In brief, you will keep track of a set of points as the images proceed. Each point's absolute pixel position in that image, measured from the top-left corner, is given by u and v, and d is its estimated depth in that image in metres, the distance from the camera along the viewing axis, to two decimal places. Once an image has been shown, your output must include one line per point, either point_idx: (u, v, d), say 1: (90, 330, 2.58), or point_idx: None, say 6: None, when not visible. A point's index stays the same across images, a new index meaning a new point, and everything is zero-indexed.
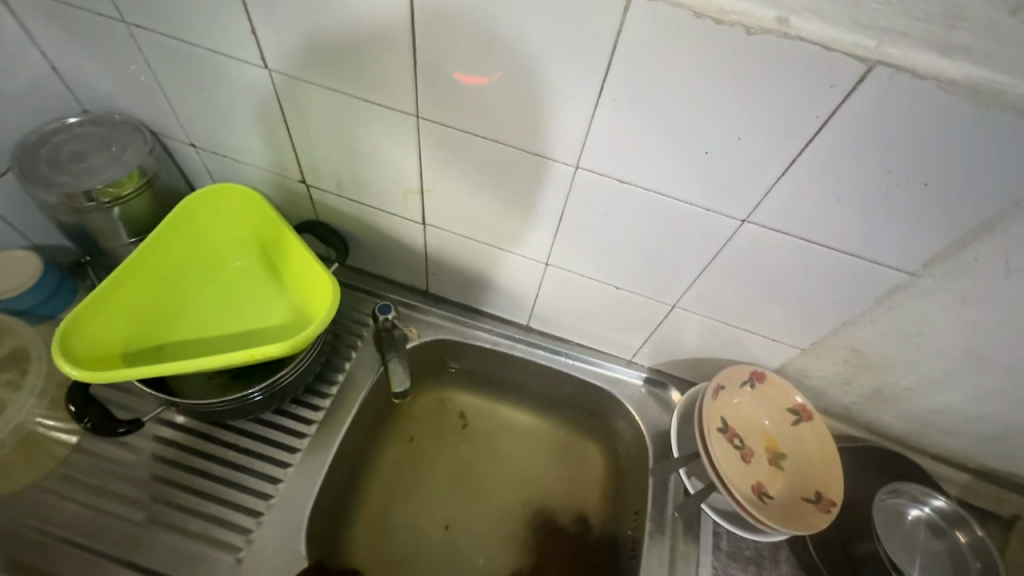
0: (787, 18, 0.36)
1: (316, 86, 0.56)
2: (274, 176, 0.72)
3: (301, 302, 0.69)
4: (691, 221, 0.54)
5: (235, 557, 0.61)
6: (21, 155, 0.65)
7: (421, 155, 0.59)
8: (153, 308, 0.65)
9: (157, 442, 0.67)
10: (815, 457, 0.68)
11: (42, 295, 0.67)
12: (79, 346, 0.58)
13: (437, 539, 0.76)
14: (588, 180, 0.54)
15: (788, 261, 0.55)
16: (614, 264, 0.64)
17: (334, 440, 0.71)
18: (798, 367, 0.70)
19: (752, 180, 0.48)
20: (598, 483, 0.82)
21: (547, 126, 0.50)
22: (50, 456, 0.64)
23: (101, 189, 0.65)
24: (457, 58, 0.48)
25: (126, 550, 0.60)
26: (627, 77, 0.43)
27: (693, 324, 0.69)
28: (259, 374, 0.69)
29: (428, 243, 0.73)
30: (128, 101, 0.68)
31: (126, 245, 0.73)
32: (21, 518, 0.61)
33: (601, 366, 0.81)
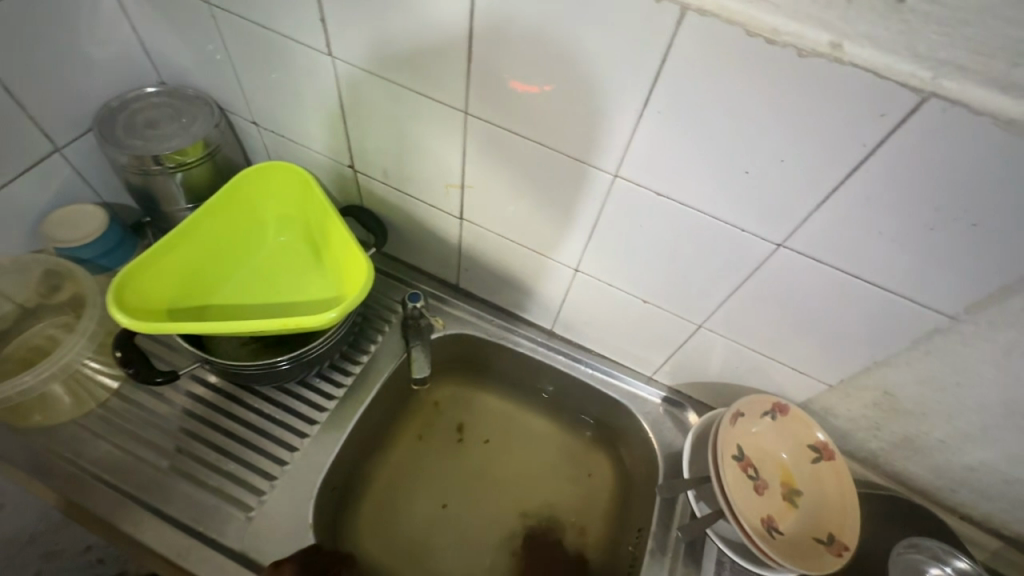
0: (840, 43, 0.36)
1: (374, 76, 0.59)
2: (325, 159, 0.75)
3: (337, 281, 0.72)
4: (726, 241, 0.54)
5: (246, 516, 0.64)
6: (102, 118, 0.70)
7: (466, 151, 0.61)
8: (200, 270, 0.69)
9: (189, 397, 0.71)
10: (832, 498, 0.66)
11: (104, 248, 0.73)
12: (130, 297, 0.62)
13: (436, 529, 0.77)
14: (626, 190, 0.54)
15: (823, 292, 0.54)
16: (644, 277, 0.64)
17: (351, 418, 0.74)
18: (824, 405, 0.68)
19: (792, 205, 0.47)
20: (604, 497, 0.81)
21: (590, 132, 0.51)
22: (92, 397, 0.69)
23: (168, 155, 0.70)
24: (509, 61, 0.49)
25: (148, 493, 0.64)
26: (674, 90, 0.44)
27: (718, 346, 0.68)
28: (289, 344, 0.72)
29: (463, 238, 0.75)
30: (202, 77, 0.73)
31: (183, 210, 0.78)
32: (60, 451, 0.65)
33: (620, 379, 0.81)
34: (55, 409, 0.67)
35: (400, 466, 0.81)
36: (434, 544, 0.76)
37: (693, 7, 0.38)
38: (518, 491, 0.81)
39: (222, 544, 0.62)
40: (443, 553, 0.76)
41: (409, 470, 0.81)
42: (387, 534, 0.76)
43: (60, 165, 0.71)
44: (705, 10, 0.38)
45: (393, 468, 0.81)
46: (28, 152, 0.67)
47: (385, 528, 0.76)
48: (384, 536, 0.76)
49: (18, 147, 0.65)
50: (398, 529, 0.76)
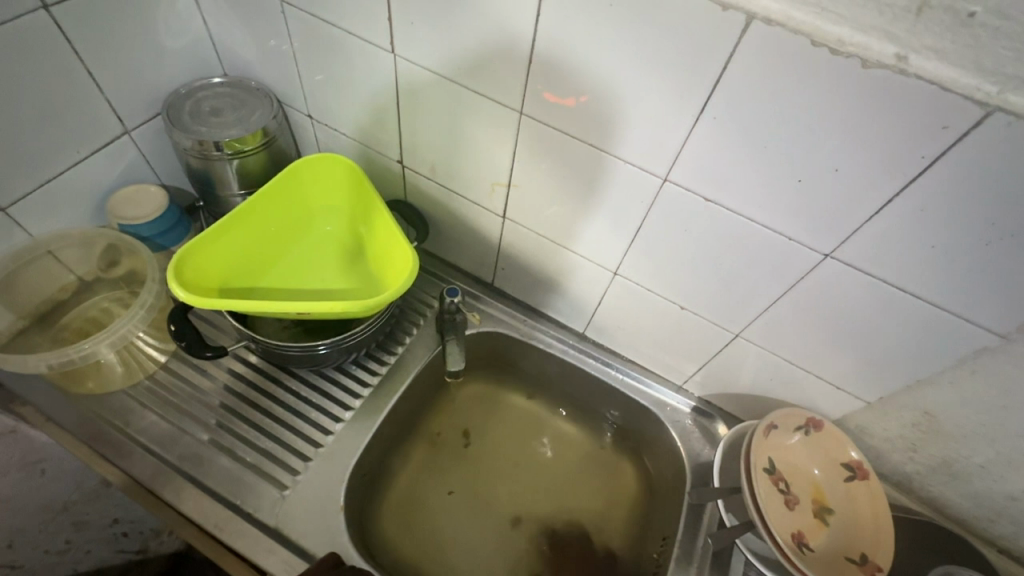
0: (905, 55, 0.37)
1: (433, 73, 0.61)
2: (375, 154, 0.78)
3: (380, 273, 0.74)
4: (773, 250, 0.54)
5: (280, 494, 0.66)
6: (171, 104, 0.74)
7: (516, 151, 0.63)
8: (252, 253, 0.72)
9: (231, 374, 0.74)
10: (866, 518, 0.65)
11: (162, 227, 0.76)
12: (188, 274, 0.64)
13: (449, 524, 0.77)
14: (674, 194, 0.55)
15: (867, 305, 0.54)
16: (683, 283, 0.64)
17: (385, 406, 0.75)
18: (859, 423, 0.67)
19: (842, 215, 0.48)
20: (628, 505, 0.81)
21: (643, 138, 0.52)
22: (141, 368, 0.71)
23: (228, 142, 0.73)
24: (568, 65, 0.51)
25: (189, 464, 0.66)
26: (732, 97, 0.45)
27: (753, 358, 0.68)
28: (330, 330, 0.74)
29: (503, 236, 0.76)
30: (264, 70, 0.76)
31: (236, 196, 0.82)
32: (109, 418, 0.68)
33: (649, 387, 0.81)
34: (107, 378, 0.70)
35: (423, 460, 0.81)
36: (446, 540, 0.76)
37: (759, 15, 0.39)
38: (537, 492, 0.82)
39: (256, 518, 0.64)
40: (459, 548, 0.76)
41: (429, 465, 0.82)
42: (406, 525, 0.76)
43: (128, 147, 0.75)
44: (771, 19, 0.39)
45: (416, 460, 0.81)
46: (101, 132, 0.71)
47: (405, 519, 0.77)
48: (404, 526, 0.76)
49: (93, 127, 0.69)
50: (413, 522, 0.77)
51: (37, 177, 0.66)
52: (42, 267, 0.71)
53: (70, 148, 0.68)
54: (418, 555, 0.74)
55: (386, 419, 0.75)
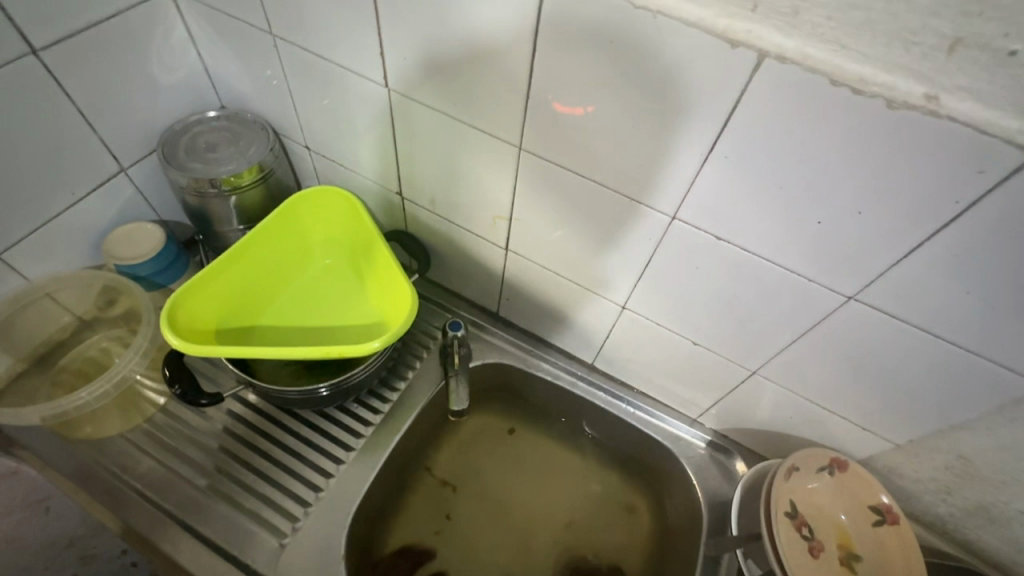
0: (936, 94, 0.34)
1: (428, 107, 0.59)
2: (374, 185, 0.76)
3: (381, 307, 0.72)
4: (791, 289, 0.51)
5: (280, 543, 0.63)
6: (166, 141, 0.73)
7: (516, 185, 0.60)
8: (249, 291, 0.70)
9: (229, 416, 0.72)
10: (897, 565, 0.61)
11: (159, 265, 0.74)
12: (181, 318, 0.63)
13: (447, 566, 0.75)
14: (683, 232, 0.52)
15: (893, 347, 0.50)
16: (695, 320, 0.61)
17: (387, 446, 0.73)
18: (888, 463, 0.63)
19: (865, 259, 0.44)
20: (641, 545, 0.77)
21: (650, 174, 0.50)
22: (139, 411, 0.70)
23: (224, 179, 0.71)
24: (564, 97, 0.48)
25: (186, 513, 0.64)
26: (744, 135, 0.42)
27: (771, 395, 0.65)
28: (330, 369, 0.72)
29: (507, 268, 0.73)
30: (260, 103, 0.75)
31: (235, 231, 0.80)
32: (107, 464, 0.67)
33: (662, 420, 0.78)
34: (105, 423, 0.68)
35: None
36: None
37: (771, 52, 0.36)
38: (540, 530, 0.79)
39: (255, 571, 0.62)
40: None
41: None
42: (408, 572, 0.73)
43: (124, 185, 0.74)
44: (785, 57, 0.36)
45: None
46: (96, 172, 0.69)
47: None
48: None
49: (87, 168, 0.68)
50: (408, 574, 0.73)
51: (32, 221, 0.65)
52: (40, 310, 0.70)
53: (65, 191, 0.67)
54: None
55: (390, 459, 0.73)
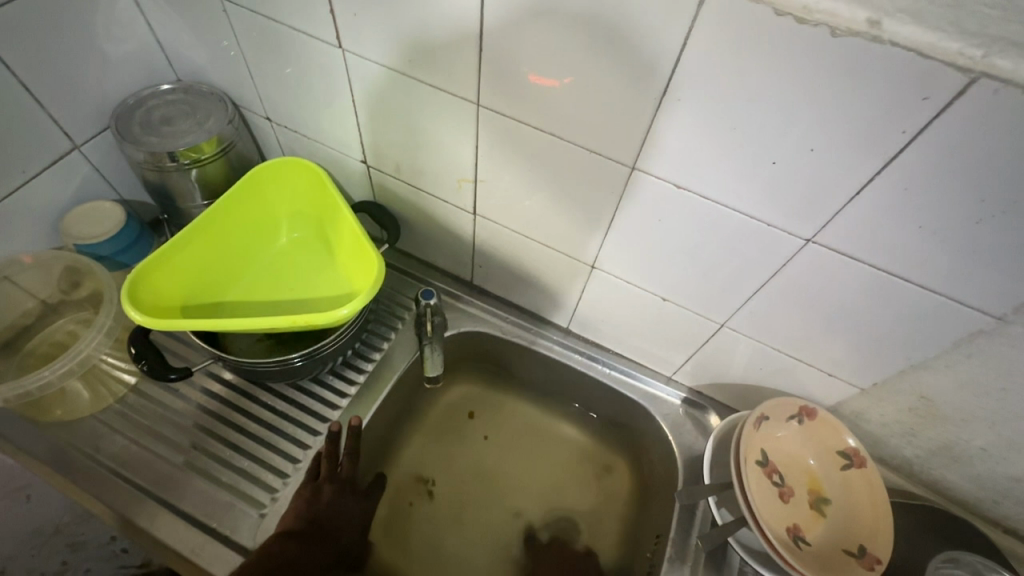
0: (879, 20, 0.33)
1: (383, 68, 0.57)
2: (337, 155, 0.75)
3: (350, 278, 0.71)
4: (754, 237, 0.51)
5: (259, 513, 0.64)
6: (119, 116, 0.71)
7: (478, 145, 0.59)
8: (215, 267, 0.69)
9: (204, 393, 0.72)
10: (864, 507, 0.62)
11: (122, 244, 0.73)
12: (145, 294, 0.62)
13: (424, 536, 0.76)
14: (644, 182, 0.52)
15: (855, 291, 0.51)
16: (663, 275, 0.61)
17: (365, 415, 0.73)
18: (855, 409, 0.65)
19: (822, 199, 0.44)
20: (619, 499, 0.80)
21: (609, 126, 0.49)
22: (109, 393, 0.70)
23: (183, 152, 0.70)
24: (519, 57, 0.48)
25: (163, 489, 0.64)
26: (696, 75, 0.41)
27: (742, 346, 0.65)
28: (303, 341, 0.71)
29: (477, 234, 0.73)
30: (216, 73, 0.72)
31: (200, 207, 0.79)
32: (78, 445, 0.66)
33: (638, 379, 0.78)
34: (75, 405, 0.68)
35: (334, 459, 0.66)
36: (412, 558, 0.74)
37: None
38: (508, 500, 0.80)
39: (234, 541, 0.62)
40: (436, 557, 0.75)
41: (354, 455, 0.67)
42: (354, 447, 0.67)
43: (80, 162, 0.72)
44: None
45: (326, 468, 0.65)
46: (48, 150, 0.67)
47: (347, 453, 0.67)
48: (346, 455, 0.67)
49: (37, 145, 0.66)
50: (347, 451, 0.67)
51: None
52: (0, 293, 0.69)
53: (16, 169, 0.65)
54: (388, 562, 0.73)
55: (347, 427, 0.69)
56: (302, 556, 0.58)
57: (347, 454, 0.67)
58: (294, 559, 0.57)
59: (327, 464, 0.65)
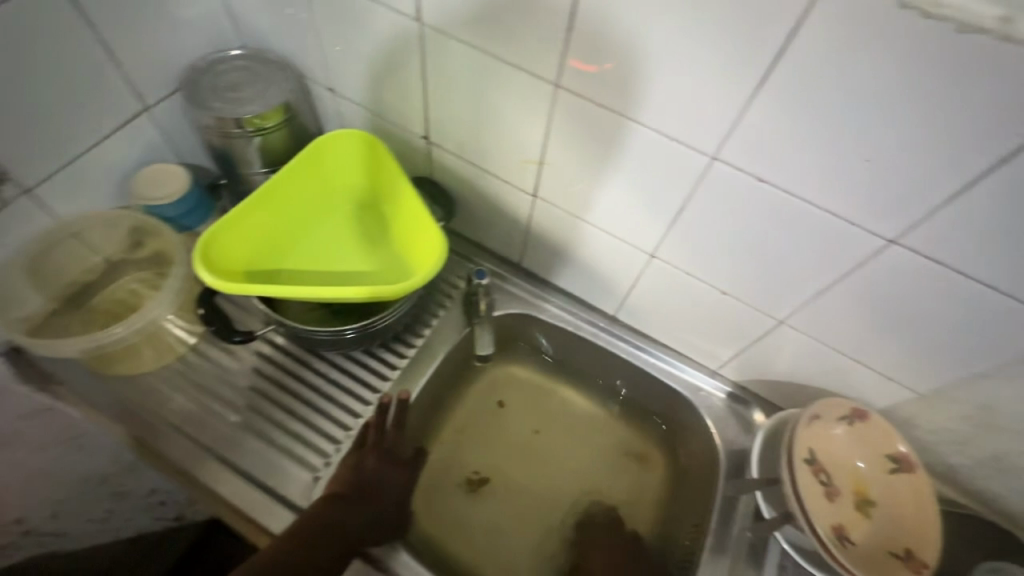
0: (1011, 18, 0.33)
1: (461, 42, 0.57)
2: (398, 130, 0.75)
3: (406, 253, 0.72)
4: (832, 235, 0.51)
5: (313, 476, 0.66)
6: (189, 79, 0.72)
7: (549, 127, 0.59)
8: (276, 235, 0.70)
9: (259, 356, 0.74)
10: (911, 511, 0.62)
11: (186, 206, 0.75)
12: (213, 256, 0.63)
13: (463, 512, 0.77)
14: (722, 173, 0.52)
15: (930, 294, 0.50)
16: (725, 268, 0.61)
17: (413, 388, 0.74)
18: (907, 414, 0.64)
19: (913, 198, 0.44)
20: (656, 485, 0.81)
21: (691, 113, 0.49)
22: (171, 351, 0.72)
23: (248, 119, 0.70)
24: (607, 42, 0.48)
25: (220, 446, 0.67)
26: (802, 64, 0.41)
27: (797, 344, 0.65)
28: (358, 313, 0.73)
29: (534, 216, 0.73)
30: (283, 41, 0.72)
31: (258, 175, 0.79)
32: (142, 399, 0.69)
33: (681, 371, 0.79)
34: (139, 359, 0.70)
35: (381, 429, 0.67)
36: (452, 533, 0.76)
37: None
38: (546, 481, 0.81)
39: (288, 500, 0.64)
40: (476, 531, 0.76)
41: (399, 426, 0.68)
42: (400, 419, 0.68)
43: (148, 124, 0.73)
44: None
45: (372, 435, 0.66)
46: (121, 110, 0.69)
47: (393, 425, 0.68)
48: (392, 426, 0.68)
49: (111, 105, 0.67)
50: (393, 423, 0.68)
51: (59, 158, 0.65)
52: (70, 248, 0.70)
53: (91, 127, 0.66)
54: (427, 531, 0.75)
55: (395, 399, 0.70)
56: (349, 517, 0.57)
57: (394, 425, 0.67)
58: (342, 520, 0.56)
59: (374, 433, 0.66)
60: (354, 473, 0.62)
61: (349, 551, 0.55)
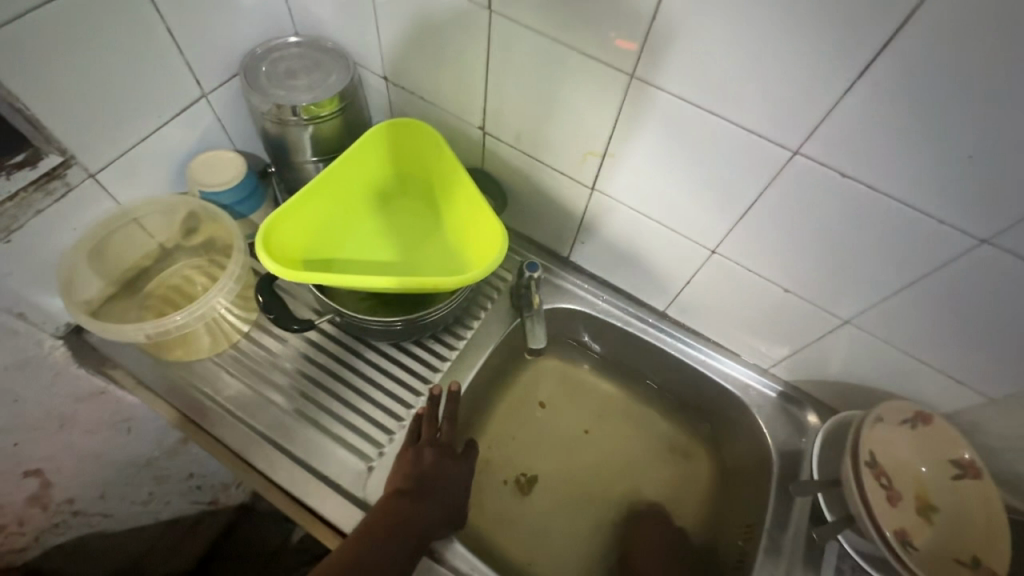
0: None
1: (532, 31, 0.56)
2: (453, 120, 0.74)
3: (460, 245, 0.71)
4: (916, 234, 0.49)
5: (367, 466, 0.66)
6: (247, 65, 0.71)
7: (618, 119, 0.58)
8: (331, 223, 0.70)
9: (310, 345, 0.74)
10: (977, 518, 0.60)
11: (241, 194, 0.75)
12: (274, 244, 0.63)
13: (509, 504, 0.78)
14: (802, 168, 0.50)
15: (1016, 297, 0.49)
16: (790, 266, 0.60)
17: (462, 380, 0.74)
18: (974, 418, 0.63)
19: (1015, 196, 0.43)
20: (700, 483, 0.80)
21: (774, 104, 0.48)
22: (226, 338, 0.72)
23: (305, 107, 0.70)
24: (691, 34, 0.47)
25: (275, 433, 0.67)
26: (911, 54, 0.39)
27: (860, 346, 0.63)
28: (411, 303, 0.73)
29: (589, 210, 0.72)
30: (341, 29, 0.72)
31: (310, 163, 0.79)
32: (198, 385, 0.69)
33: (731, 369, 0.78)
34: (194, 347, 0.70)
35: (434, 421, 0.66)
36: (498, 525, 0.76)
37: None
38: (591, 476, 0.81)
39: (343, 489, 0.64)
40: (524, 523, 0.77)
41: (452, 419, 0.67)
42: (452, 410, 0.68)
43: (205, 111, 0.73)
44: None
45: (427, 429, 0.66)
46: (180, 96, 0.69)
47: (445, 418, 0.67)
48: (444, 419, 0.67)
49: (172, 91, 0.67)
50: (445, 416, 0.67)
51: (121, 143, 0.65)
52: (129, 234, 0.71)
53: (152, 113, 0.66)
54: (474, 522, 0.75)
55: (447, 391, 0.70)
56: (416, 510, 0.57)
57: (447, 417, 0.67)
58: (409, 516, 0.56)
59: (429, 426, 0.66)
60: (414, 467, 0.61)
61: (420, 548, 0.56)
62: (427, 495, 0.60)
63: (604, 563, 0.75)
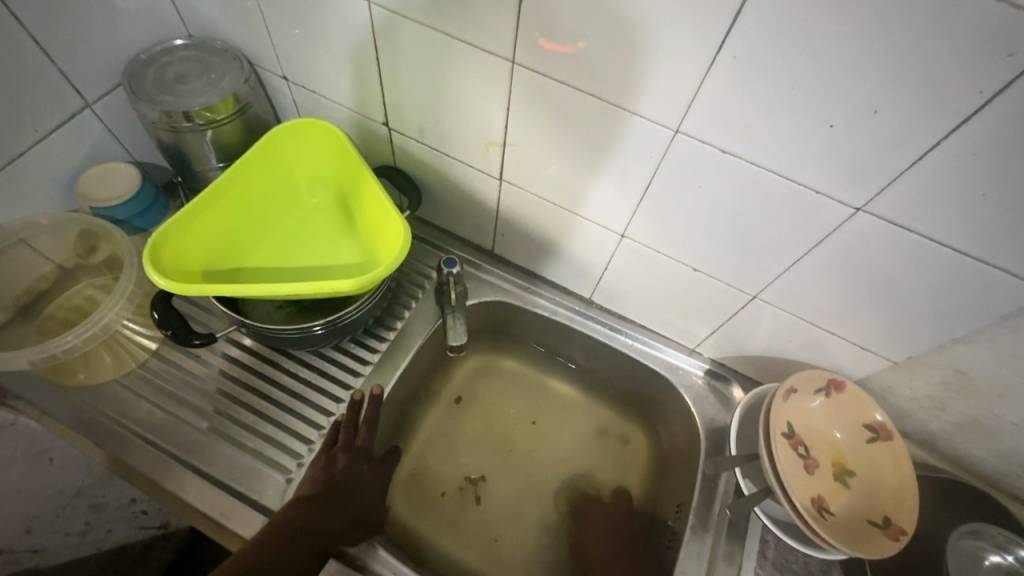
0: None
1: (411, 22, 0.54)
2: (358, 118, 0.72)
3: (372, 245, 0.69)
4: (801, 206, 0.50)
5: (286, 478, 0.64)
6: (132, 72, 0.68)
7: (509, 108, 0.57)
8: (234, 232, 0.67)
9: (226, 359, 0.72)
10: (889, 480, 0.61)
11: (138, 207, 0.71)
12: (166, 259, 0.60)
13: (445, 505, 0.77)
14: (686, 147, 0.50)
15: (898, 262, 0.50)
16: (699, 245, 0.60)
17: (387, 382, 0.73)
18: (884, 382, 0.64)
19: (878, 163, 0.43)
20: (638, 465, 0.81)
21: (647, 83, 0.47)
22: (131, 357, 0.69)
23: (198, 112, 0.67)
24: (556, 20, 0.46)
25: (187, 453, 0.64)
26: (758, 28, 0.39)
27: (771, 318, 0.64)
28: (326, 309, 0.71)
29: (502, 201, 0.71)
30: (230, 28, 0.69)
31: (215, 169, 0.77)
32: (103, 409, 0.66)
33: (659, 350, 0.78)
34: (97, 368, 0.68)
35: (353, 428, 0.65)
36: (434, 526, 0.75)
37: None
38: (529, 469, 0.80)
39: (261, 504, 0.62)
40: (461, 522, 0.76)
41: (372, 423, 0.66)
42: (373, 415, 0.67)
43: (91, 121, 0.69)
44: None
45: (345, 435, 0.65)
46: (59, 108, 0.65)
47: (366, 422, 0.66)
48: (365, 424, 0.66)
49: (49, 103, 0.63)
50: (366, 420, 0.66)
51: None
52: (16, 257, 0.67)
53: (27, 127, 0.62)
54: (411, 526, 0.74)
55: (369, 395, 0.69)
56: (322, 517, 0.56)
57: (366, 422, 0.66)
58: (315, 521, 0.55)
59: (346, 432, 0.64)
60: (324, 471, 0.60)
61: (322, 551, 0.54)
62: (332, 500, 0.58)
63: (542, 555, 0.74)
